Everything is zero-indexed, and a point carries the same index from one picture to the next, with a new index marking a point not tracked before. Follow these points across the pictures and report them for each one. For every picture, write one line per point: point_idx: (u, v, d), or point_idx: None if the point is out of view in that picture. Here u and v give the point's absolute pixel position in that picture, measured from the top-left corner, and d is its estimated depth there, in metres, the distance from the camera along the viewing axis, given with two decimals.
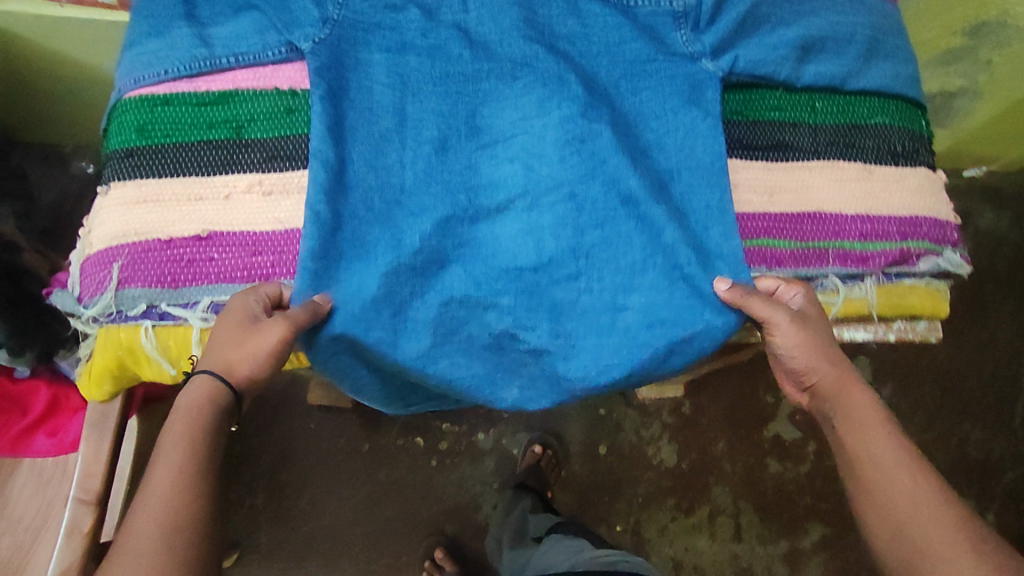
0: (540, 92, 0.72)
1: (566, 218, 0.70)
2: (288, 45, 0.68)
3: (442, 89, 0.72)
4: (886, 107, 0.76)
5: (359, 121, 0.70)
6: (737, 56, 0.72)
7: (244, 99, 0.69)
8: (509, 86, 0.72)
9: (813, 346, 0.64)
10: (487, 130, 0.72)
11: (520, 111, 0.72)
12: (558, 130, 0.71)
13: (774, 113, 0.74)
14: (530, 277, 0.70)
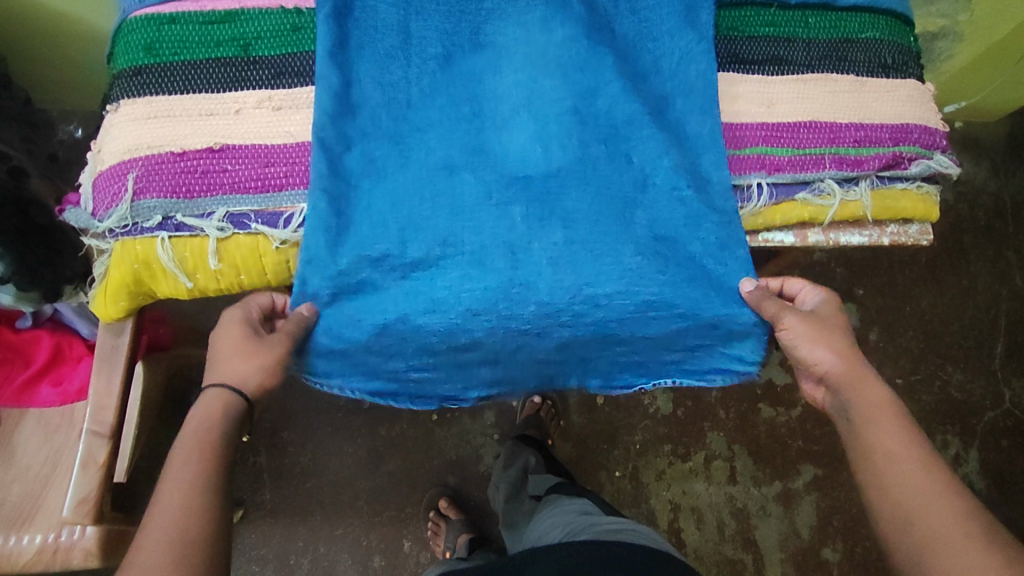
0: (541, 11, 0.73)
1: (572, 131, 0.70)
2: None
3: (446, 8, 0.72)
4: (875, 22, 0.79)
5: (363, 37, 0.70)
6: None
7: (249, 17, 0.70)
8: (511, 5, 0.73)
9: (827, 340, 0.66)
10: (489, 47, 0.73)
11: (523, 28, 0.73)
12: (561, 47, 0.71)
13: (768, 28, 0.77)
14: (540, 185, 0.69)
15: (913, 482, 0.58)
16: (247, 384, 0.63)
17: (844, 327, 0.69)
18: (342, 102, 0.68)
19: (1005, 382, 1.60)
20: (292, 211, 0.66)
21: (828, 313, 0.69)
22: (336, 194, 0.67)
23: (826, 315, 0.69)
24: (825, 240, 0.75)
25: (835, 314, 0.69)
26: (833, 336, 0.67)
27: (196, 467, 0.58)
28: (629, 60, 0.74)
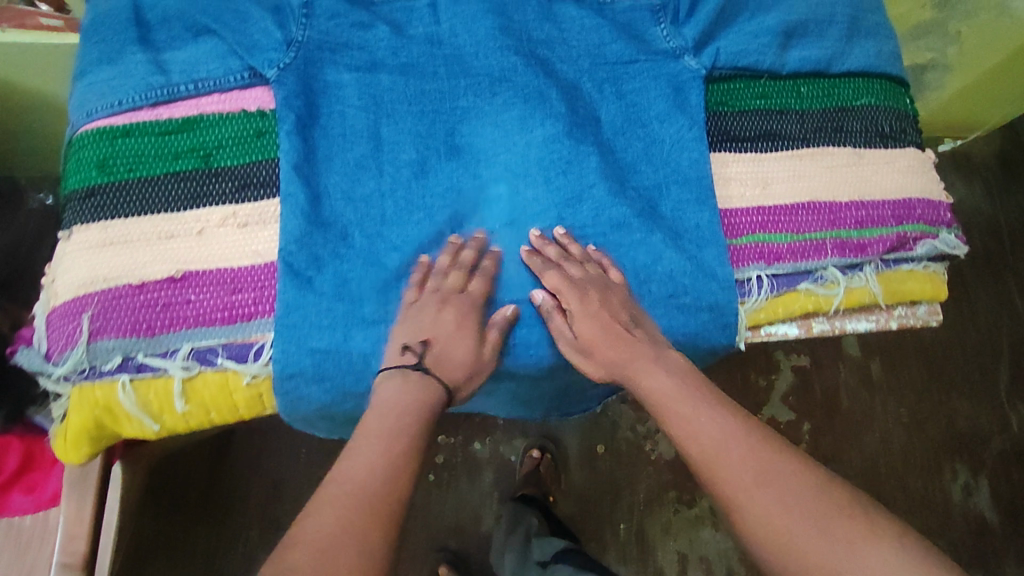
0: (520, 109, 0.71)
1: (557, 243, 0.68)
2: (250, 70, 0.69)
3: (417, 109, 0.71)
4: (870, 87, 0.77)
5: (333, 147, 0.69)
6: (718, 49, 0.75)
7: (208, 124, 0.67)
8: (488, 102, 0.72)
9: (595, 319, 0.64)
10: (467, 147, 0.70)
11: (501, 128, 0.71)
12: (541, 148, 0.70)
13: (758, 101, 0.75)
14: (525, 308, 0.67)
15: (728, 453, 0.55)
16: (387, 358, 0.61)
17: (625, 299, 0.65)
18: (324, 223, 0.66)
19: (1010, 408, 1.56)
20: (262, 341, 0.61)
21: (617, 295, 0.65)
22: (302, 329, 0.62)
23: (590, 278, 0.65)
24: (831, 329, 0.70)
25: (609, 294, 0.65)
26: (608, 317, 0.64)
27: (397, 438, 0.55)
28: (608, 154, 0.71)
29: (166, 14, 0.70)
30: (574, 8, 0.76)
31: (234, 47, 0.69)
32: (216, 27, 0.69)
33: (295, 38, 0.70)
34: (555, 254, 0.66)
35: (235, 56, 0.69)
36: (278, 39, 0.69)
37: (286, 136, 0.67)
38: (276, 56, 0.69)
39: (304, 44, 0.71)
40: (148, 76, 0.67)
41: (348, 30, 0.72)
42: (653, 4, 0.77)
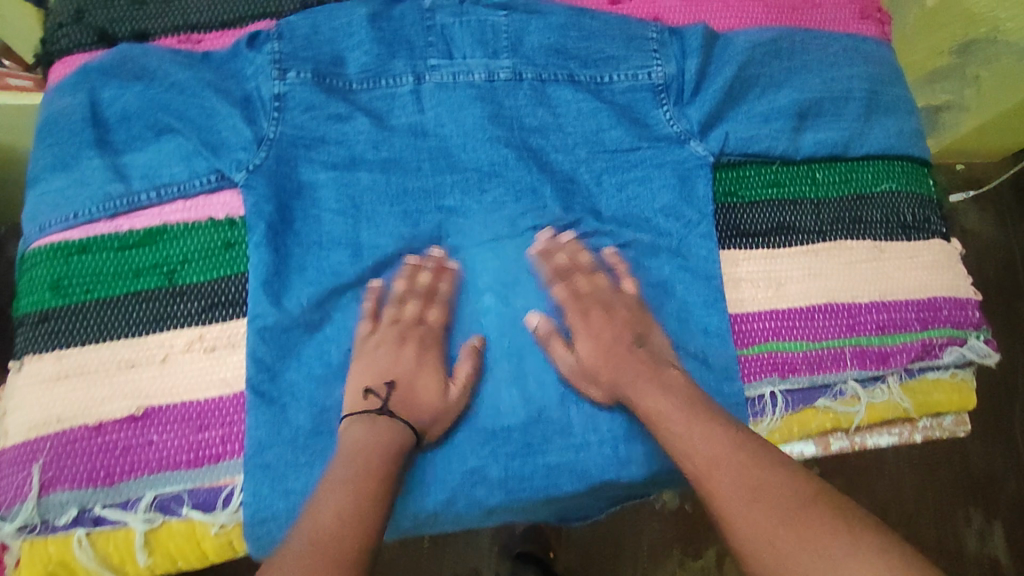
0: (511, 208, 0.68)
1: (552, 358, 0.63)
2: (217, 173, 0.64)
3: (401, 210, 0.66)
4: (891, 171, 0.71)
5: (310, 258, 0.64)
6: (726, 133, 0.69)
7: (172, 236, 0.62)
8: (477, 201, 0.67)
9: (614, 329, 0.64)
10: (452, 253, 0.67)
11: (491, 230, 0.68)
12: (532, 252, 0.67)
13: (770, 190, 0.70)
14: (521, 437, 0.61)
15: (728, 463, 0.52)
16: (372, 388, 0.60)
17: (635, 308, 0.65)
18: (309, 332, 0.62)
19: None
20: (230, 486, 0.57)
21: (630, 304, 0.66)
22: (276, 471, 0.56)
23: (596, 295, 0.66)
24: (850, 445, 0.65)
25: (623, 307, 0.65)
26: (611, 334, 0.64)
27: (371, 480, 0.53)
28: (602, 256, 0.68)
29: (125, 109, 0.64)
30: (571, 89, 0.71)
31: (200, 148, 0.64)
32: (179, 125, 0.64)
33: (267, 134, 0.65)
34: (551, 270, 0.67)
35: (201, 156, 0.64)
36: (248, 137, 0.64)
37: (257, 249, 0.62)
38: (244, 156, 0.64)
39: (277, 141, 0.65)
40: (106, 184, 0.62)
41: (324, 123, 0.67)
42: (656, 83, 0.71)
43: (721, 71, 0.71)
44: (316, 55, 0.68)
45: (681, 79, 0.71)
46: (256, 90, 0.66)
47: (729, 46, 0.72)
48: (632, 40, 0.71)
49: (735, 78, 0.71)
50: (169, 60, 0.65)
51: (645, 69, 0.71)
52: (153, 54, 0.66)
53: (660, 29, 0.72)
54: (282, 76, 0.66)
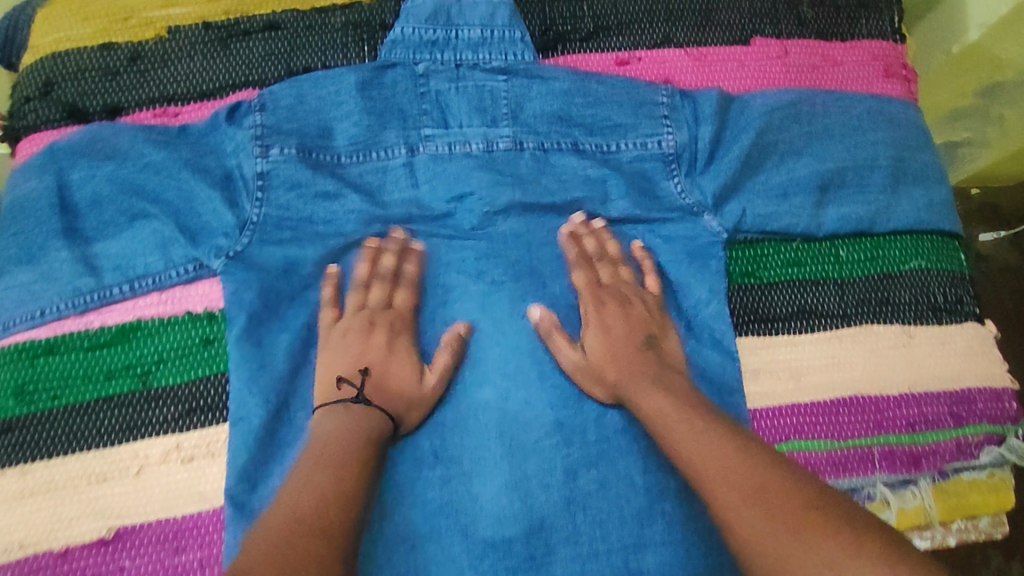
0: (511, 290, 0.64)
1: (555, 457, 0.59)
2: (196, 262, 0.59)
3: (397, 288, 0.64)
4: (920, 247, 0.66)
5: (297, 348, 0.60)
6: (743, 209, 0.64)
7: (146, 334, 0.58)
8: (474, 281, 0.64)
9: (631, 326, 0.61)
10: (451, 341, 0.62)
11: (490, 315, 0.63)
12: (534, 339, 0.63)
13: (790, 269, 0.65)
14: (522, 548, 0.58)
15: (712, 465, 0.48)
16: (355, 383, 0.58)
17: (655, 308, 0.63)
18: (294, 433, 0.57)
19: None
20: None
21: (650, 303, 0.63)
22: None
23: (615, 288, 0.64)
24: None
25: (640, 302, 0.63)
26: (626, 338, 0.61)
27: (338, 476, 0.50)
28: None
29: (96, 193, 0.60)
30: (575, 159, 0.66)
31: (176, 235, 0.59)
32: (153, 210, 0.59)
33: (250, 218, 0.60)
34: (578, 253, 0.65)
35: (176, 242, 0.59)
36: (230, 222, 0.59)
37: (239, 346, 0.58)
38: (224, 243, 0.59)
39: (261, 225, 0.60)
40: (75, 279, 0.58)
41: (311, 202, 0.62)
42: (667, 152, 0.66)
43: (737, 139, 0.65)
44: (302, 128, 0.63)
45: (694, 147, 0.66)
46: (236, 167, 0.61)
47: (744, 110, 0.67)
48: (641, 105, 0.66)
49: (753, 146, 0.65)
50: (144, 139, 0.61)
51: (655, 136, 0.66)
52: (125, 132, 0.61)
53: (671, 93, 0.67)
54: (265, 154, 0.61)
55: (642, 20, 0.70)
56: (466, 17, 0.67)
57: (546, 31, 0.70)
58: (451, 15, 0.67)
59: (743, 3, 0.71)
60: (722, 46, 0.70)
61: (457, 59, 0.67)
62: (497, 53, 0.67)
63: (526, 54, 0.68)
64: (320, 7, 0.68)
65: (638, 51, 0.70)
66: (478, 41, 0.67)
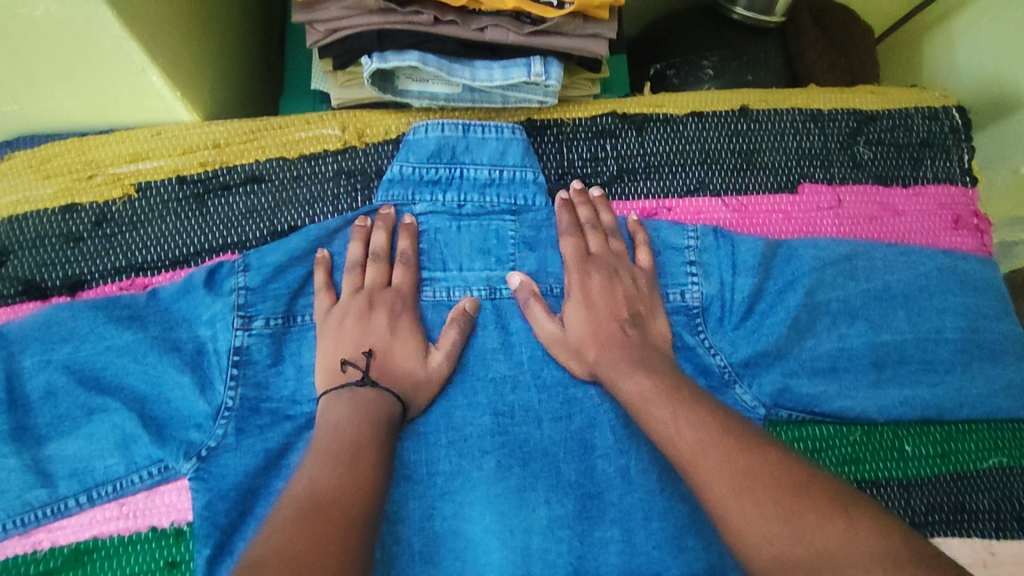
0: (518, 475, 0.53)
1: None
2: (160, 465, 0.51)
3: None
4: (997, 438, 0.58)
5: None
6: (789, 387, 0.54)
7: (104, 558, 0.51)
8: (475, 465, 0.53)
9: (613, 300, 0.55)
10: (450, 543, 0.51)
11: (493, 513, 0.51)
12: (548, 537, 0.51)
13: (850, 467, 0.56)
14: None
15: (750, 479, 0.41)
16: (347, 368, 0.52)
17: (645, 284, 0.56)
18: None
19: None
20: None
21: (642, 280, 0.56)
22: None
23: (606, 259, 0.56)
24: None
25: (630, 276, 0.56)
26: (610, 328, 0.54)
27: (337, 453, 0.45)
28: (636, 536, 0.52)
29: (50, 382, 0.51)
30: None
31: (137, 434, 0.50)
32: (113, 403, 0.51)
33: (224, 403, 0.51)
34: (569, 220, 0.58)
35: (137, 442, 0.50)
36: (204, 408, 0.51)
37: (209, 562, 0.49)
38: (196, 438, 0.50)
39: (237, 410, 0.51)
40: (24, 492, 0.49)
41: (296, 376, 0.54)
42: (691, 304, 0.57)
43: (786, 300, 0.56)
44: (288, 286, 0.55)
45: (724, 299, 0.57)
46: (208, 339, 0.53)
47: (788, 260, 0.57)
48: (662, 252, 0.58)
49: (802, 308, 0.56)
50: (106, 318, 0.52)
51: (680, 287, 0.57)
52: (84, 309, 0.53)
53: (699, 232, 0.58)
54: (247, 325, 0.53)
55: (672, 163, 0.61)
56: (472, 154, 0.59)
57: (564, 176, 0.61)
58: (457, 151, 0.59)
59: (790, 142, 0.62)
60: (764, 194, 0.61)
61: (461, 199, 0.58)
62: (505, 195, 0.59)
63: (537, 198, 0.59)
64: (310, 153, 0.60)
65: (667, 199, 0.61)
66: (485, 181, 0.59)
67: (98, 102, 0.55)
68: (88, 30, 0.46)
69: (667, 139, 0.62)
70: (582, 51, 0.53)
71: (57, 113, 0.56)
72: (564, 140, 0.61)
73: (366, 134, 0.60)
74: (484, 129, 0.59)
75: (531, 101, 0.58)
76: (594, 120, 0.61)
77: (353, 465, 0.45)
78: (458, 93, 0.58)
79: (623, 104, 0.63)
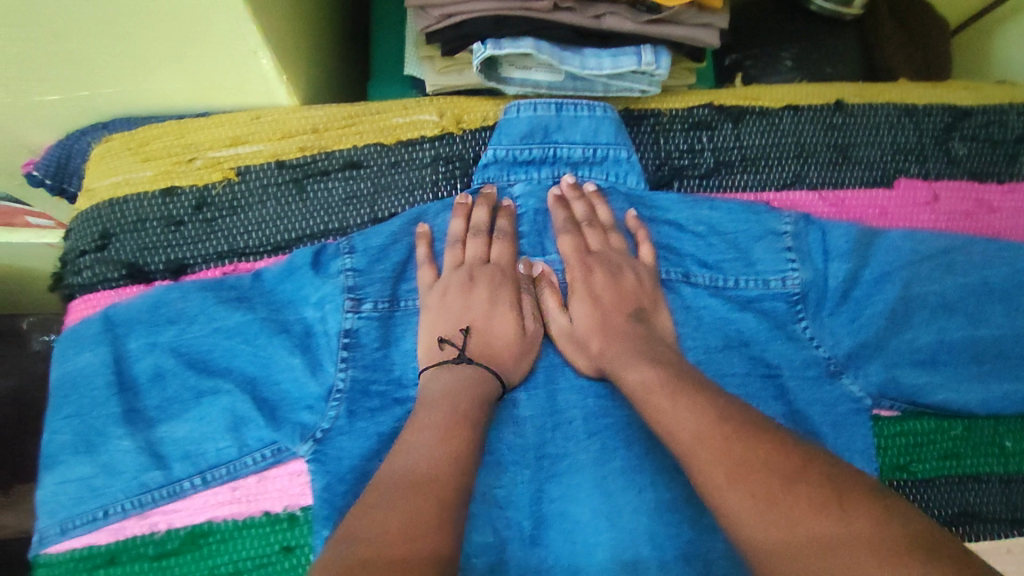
0: (621, 459, 0.53)
1: None
2: (273, 447, 0.51)
3: (492, 460, 0.53)
4: None
5: None
6: (893, 378, 0.54)
7: (221, 541, 0.51)
8: (581, 448, 0.54)
9: (620, 299, 0.54)
10: (558, 524, 0.52)
11: (601, 496, 0.52)
12: (655, 521, 0.52)
13: (950, 461, 0.56)
14: None
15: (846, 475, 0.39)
16: (452, 346, 0.52)
17: (649, 280, 0.55)
18: None
19: None
20: None
21: (644, 275, 0.55)
22: None
23: (604, 255, 0.55)
24: None
25: (633, 273, 0.55)
26: (632, 336, 0.52)
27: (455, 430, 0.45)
28: None
29: (158, 364, 0.52)
30: (691, 289, 0.57)
31: (251, 415, 0.51)
32: (224, 386, 0.51)
33: (336, 384, 0.51)
34: (565, 218, 0.56)
35: (252, 424, 0.51)
36: (316, 392, 0.51)
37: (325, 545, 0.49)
38: (309, 419, 0.51)
39: (348, 392, 0.51)
40: (142, 473, 0.50)
41: (401, 356, 0.54)
42: (791, 292, 0.57)
43: (887, 291, 0.55)
44: (391, 268, 0.55)
45: (821, 285, 0.57)
46: (314, 321, 0.53)
47: (888, 251, 0.57)
48: (761, 237, 0.58)
49: (900, 301, 0.55)
50: (217, 300, 0.53)
51: (780, 274, 0.57)
52: (190, 292, 0.54)
53: (793, 219, 0.58)
54: (357, 308, 0.53)
55: (769, 156, 0.61)
56: (566, 133, 0.57)
57: (660, 167, 0.60)
58: (550, 130, 0.57)
59: (885, 137, 0.62)
60: (861, 189, 0.61)
61: (556, 176, 0.59)
62: (600, 174, 0.58)
63: (630, 177, 0.59)
64: (407, 139, 0.59)
65: (764, 193, 0.61)
66: (578, 161, 0.58)
67: (199, 85, 0.55)
68: (209, 11, 0.45)
69: (763, 132, 0.61)
70: (688, 40, 0.52)
71: (157, 95, 0.56)
72: (661, 130, 0.61)
73: (464, 119, 0.59)
74: (576, 107, 0.58)
75: (633, 91, 0.57)
76: (690, 112, 0.61)
77: (472, 438, 0.45)
78: (560, 82, 0.57)
79: (719, 96, 0.63)
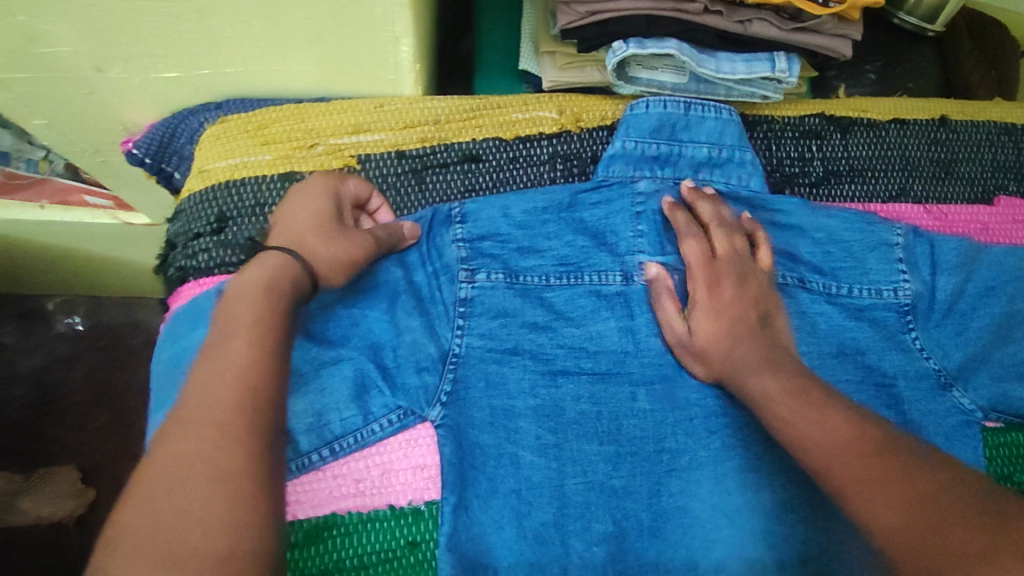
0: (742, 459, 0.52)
1: None
2: (400, 411, 0.50)
3: (612, 450, 0.51)
4: None
5: (507, 518, 0.48)
6: (1003, 391, 0.55)
7: (344, 536, 0.49)
8: (702, 442, 0.52)
9: (746, 301, 0.53)
10: (677, 523, 0.50)
11: (719, 489, 0.51)
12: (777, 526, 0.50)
13: None
14: None
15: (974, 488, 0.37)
16: None
17: (769, 283, 0.55)
18: None
19: None
20: None
21: (764, 279, 0.55)
22: None
23: (732, 255, 0.55)
24: None
25: (757, 278, 0.54)
26: (768, 340, 0.51)
27: None
28: None
29: None
30: (808, 296, 0.57)
31: (375, 383, 0.49)
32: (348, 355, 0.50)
33: (452, 349, 0.51)
34: (688, 218, 0.57)
35: (377, 394, 0.49)
36: (433, 354, 0.51)
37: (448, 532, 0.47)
38: (428, 387, 0.50)
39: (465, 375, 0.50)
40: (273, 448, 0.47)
41: (518, 331, 0.53)
42: (903, 301, 0.58)
43: (993, 303, 0.57)
44: (506, 249, 0.55)
45: (931, 296, 0.58)
46: (425, 287, 0.53)
47: (993, 266, 0.58)
48: (874, 247, 0.59)
49: (1004, 315, 0.57)
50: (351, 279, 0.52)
51: (893, 284, 0.58)
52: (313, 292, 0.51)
53: (903, 230, 0.59)
54: (472, 279, 0.53)
55: (877, 167, 0.62)
56: (691, 133, 0.58)
57: (772, 173, 0.61)
58: (676, 129, 0.58)
59: (986, 155, 0.64)
60: (963, 204, 0.62)
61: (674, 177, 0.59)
62: (718, 177, 0.60)
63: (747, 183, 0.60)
64: (525, 135, 0.59)
65: (872, 205, 0.62)
66: (700, 161, 0.59)
67: (327, 71, 0.54)
68: None
69: (870, 144, 0.63)
70: (828, 50, 0.53)
71: (281, 78, 0.55)
72: (773, 137, 0.62)
73: (583, 119, 0.60)
74: (702, 108, 0.59)
75: (754, 96, 0.57)
76: (802, 120, 0.62)
77: None
78: (684, 84, 0.57)
79: (831, 106, 0.64)
